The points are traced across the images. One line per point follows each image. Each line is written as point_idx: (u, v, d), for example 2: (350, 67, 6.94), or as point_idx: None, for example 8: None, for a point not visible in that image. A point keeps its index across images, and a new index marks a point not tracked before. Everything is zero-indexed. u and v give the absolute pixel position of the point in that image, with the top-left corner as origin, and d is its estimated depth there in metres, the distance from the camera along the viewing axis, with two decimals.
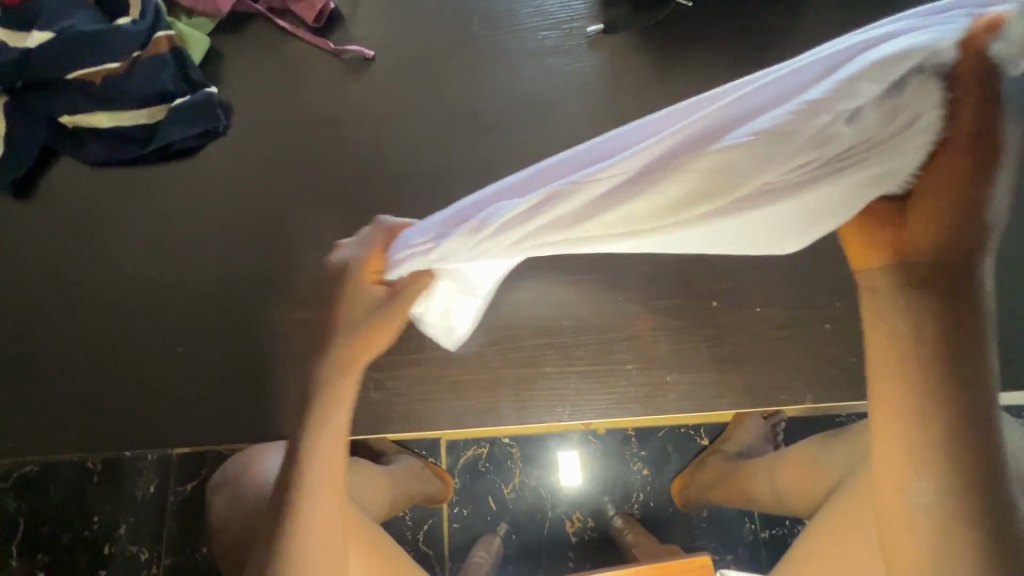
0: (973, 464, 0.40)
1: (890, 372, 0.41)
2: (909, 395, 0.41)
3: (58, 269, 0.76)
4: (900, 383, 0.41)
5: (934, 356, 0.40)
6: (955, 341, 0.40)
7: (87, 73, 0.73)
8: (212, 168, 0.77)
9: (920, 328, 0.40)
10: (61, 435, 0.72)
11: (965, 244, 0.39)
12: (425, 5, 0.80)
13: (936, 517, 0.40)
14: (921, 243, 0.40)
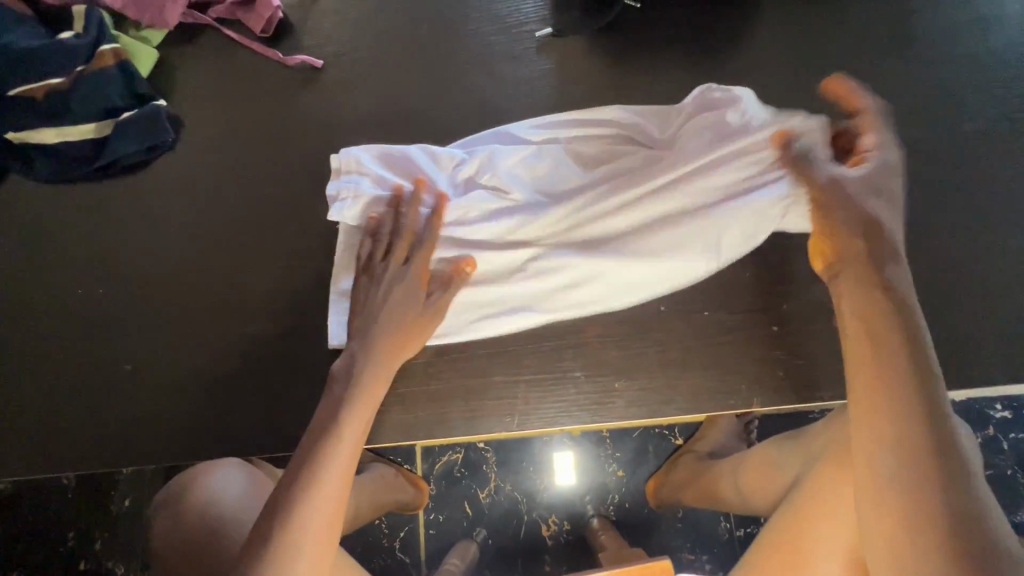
0: (931, 439, 0.46)
1: (868, 345, 0.51)
2: (890, 362, 0.49)
3: (8, 287, 0.75)
4: (874, 347, 0.51)
5: (899, 336, 0.50)
6: (902, 330, 0.51)
7: (30, 89, 0.72)
8: (161, 182, 0.76)
9: (872, 305, 0.53)
10: (11, 457, 0.71)
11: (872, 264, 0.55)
12: (375, 11, 0.79)
13: (902, 483, 0.45)
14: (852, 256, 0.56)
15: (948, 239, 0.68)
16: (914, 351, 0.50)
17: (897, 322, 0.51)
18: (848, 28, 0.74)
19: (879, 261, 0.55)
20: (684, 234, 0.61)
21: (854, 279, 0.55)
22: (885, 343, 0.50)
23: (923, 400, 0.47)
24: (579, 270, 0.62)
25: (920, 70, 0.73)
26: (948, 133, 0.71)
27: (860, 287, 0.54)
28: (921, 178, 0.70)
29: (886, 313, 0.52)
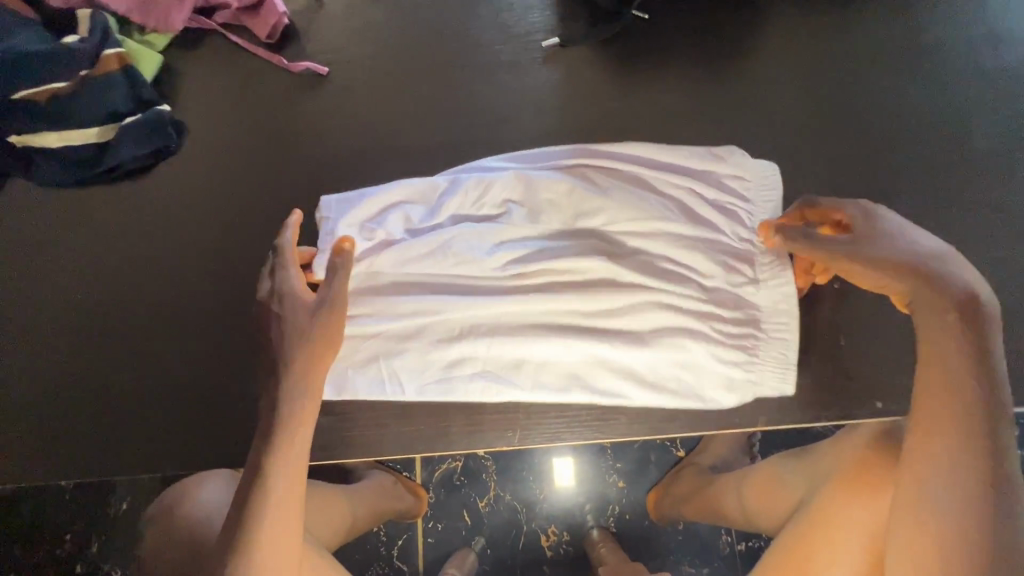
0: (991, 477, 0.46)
1: (947, 360, 0.49)
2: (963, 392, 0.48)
3: (9, 292, 0.75)
4: (951, 364, 0.49)
5: (970, 357, 0.49)
6: (979, 363, 0.49)
7: (34, 93, 0.71)
8: (165, 187, 0.76)
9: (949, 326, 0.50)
10: (8, 464, 0.70)
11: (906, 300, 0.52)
12: (381, 18, 0.79)
13: (954, 508, 0.46)
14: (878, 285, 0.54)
15: None
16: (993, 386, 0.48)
17: (977, 356, 0.49)
18: (858, 42, 0.73)
19: (948, 289, 0.51)
20: (638, 359, 0.59)
21: (926, 305, 0.51)
22: (960, 374, 0.48)
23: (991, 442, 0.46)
24: (521, 349, 0.59)
25: (930, 85, 0.72)
26: (957, 150, 0.70)
27: (930, 314, 0.51)
28: (929, 195, 0.69)
29: (958, 341, 0.49)
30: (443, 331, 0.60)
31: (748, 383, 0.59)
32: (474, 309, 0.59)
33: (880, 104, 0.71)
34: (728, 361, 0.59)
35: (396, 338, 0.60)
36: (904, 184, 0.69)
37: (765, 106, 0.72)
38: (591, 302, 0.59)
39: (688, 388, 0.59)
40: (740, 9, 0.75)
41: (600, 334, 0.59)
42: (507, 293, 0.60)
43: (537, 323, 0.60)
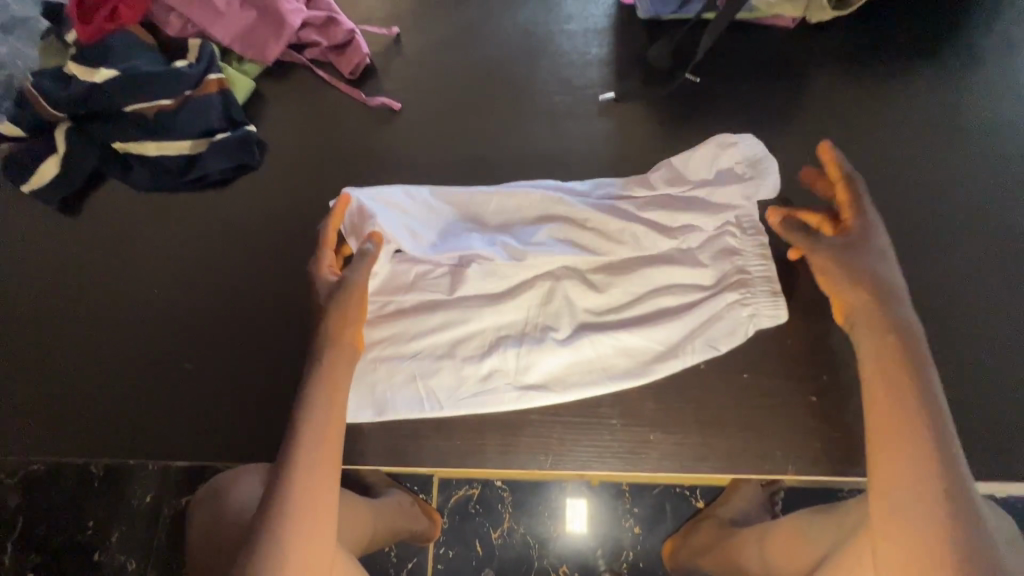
0: (950, 466, 0.50)
1: (889, 358, 0.55)
2: (908, 389, 0.53)
3: (88, 279, 0.81)
4: (888, 360, 0.55)
5: (905, 356, 0.55)
6: (907, 357, 0.55)
7: (142, 107, 0.80)
8: (242, 198, 0.83)
9: (886, 333, 0.56)
10: (61, 437, 0.74)
11: (880, 326, 0.57)
12: (454, 64, 0.87)
13: (931, 505, 0.49)
14: (856, 313, 0.59)
15: (996, 329, 0.68)
16: (929, 400, 0.52)
17: (914, 373, 0.54)
18: (899, 117, 0.77)
19: (886, 308, 0.58)
20: (649, 336, 0.65)
21: (869, 330, 0.57)
22: (907, 397, 0.53)
23: (943, 453, 0.50)
24: (544, 363, 0.65)
25: (973, 161, 0.74)
26: (998, 224, 0.72)
27: (870, 332, 0.57)
28: (969, 265, 0.71)
29: (896, 353, 0.55)
30: (473, 345, 0.66)
31: (748, 321, 0.64)
32: (497, 319, 0.66)
33: (921, 176, 0.74)
34: (726, 309, 0.65)
35: (431, 357, 0.66)
36: (944, 253, 0.71)
37: (807, 170, 0.75)
38: (605, 293, 0.66)
39: (700, 340, 0.64)
40: (787, 77, 0.79)
41: (621, 323, 0.66)
42: (539, 289, 0.67)
43: (552, 329, 0.66)
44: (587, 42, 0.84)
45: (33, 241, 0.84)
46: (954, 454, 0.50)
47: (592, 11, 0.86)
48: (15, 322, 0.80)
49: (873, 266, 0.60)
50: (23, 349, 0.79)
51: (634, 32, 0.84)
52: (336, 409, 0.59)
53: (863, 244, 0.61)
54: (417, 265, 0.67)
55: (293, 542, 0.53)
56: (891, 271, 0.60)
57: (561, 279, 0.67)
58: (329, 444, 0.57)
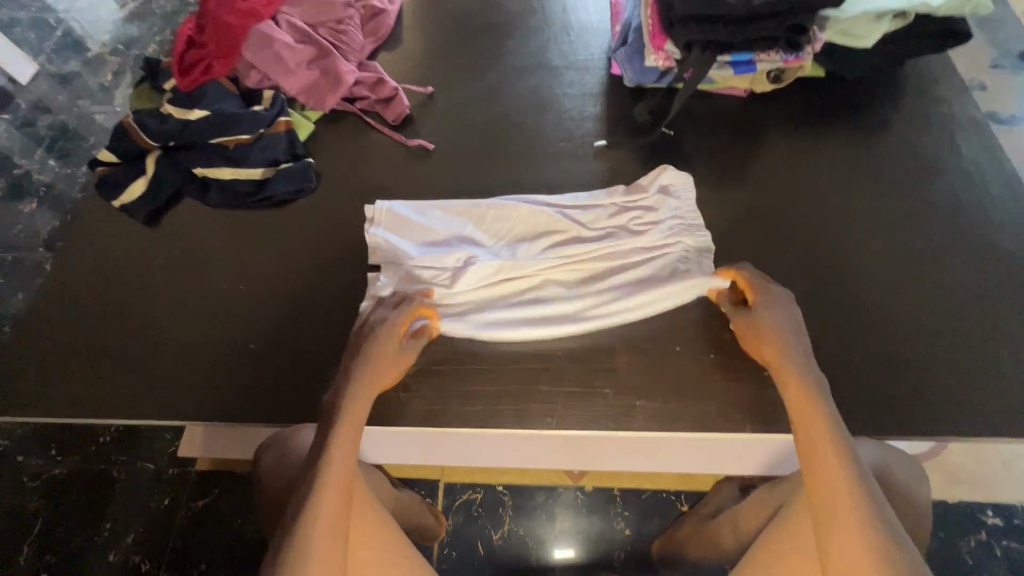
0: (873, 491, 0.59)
1: (811, 405, 0.66)
2: (829, 426, 0.64)
3: (166, 278, 0.97)
4: (813, 409, 0.66)
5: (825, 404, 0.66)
6: (823, 402, 0.66)
7: (224, 140, 0.99)
8: (299, 214, 1.00)
9: (808, 383, 0.68)
10: (135, 406, 0.88)
11: (796, 380, 0.69)
12: (477, 115, 1.07)
13: (878, 529, 0.57)
14: (787, 364, 0.71)
15: (917, 325, 0.84)
16: (844, 435, 0.64)
17: (835, 428, 0.64)
18: (832, 162, 0.97)
19: (796, 359, 0.71)
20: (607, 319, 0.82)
21: (795, 376, 0.69)
22: (835, 456, 0.62)
23: (874, 505, 0.58)
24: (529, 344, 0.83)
25: (891, 197, 0.93)
26: (912, 243, 0.90)
27: (798, 390, 0.68)
28: (892, 277, 0.87)
29: (814, 399, 0.67)
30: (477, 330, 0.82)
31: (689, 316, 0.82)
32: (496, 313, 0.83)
33: (851, 208, 0.93)
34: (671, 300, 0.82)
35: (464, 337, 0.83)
36: (872, 267, 0.88)
37: (759, 202, 0.94)
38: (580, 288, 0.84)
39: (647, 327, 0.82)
40: (742, 132, 1.00)
41: (586, 309, 0.83)
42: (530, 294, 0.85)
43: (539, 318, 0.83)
44: (584, 103, 1.06)
45: (122, 247, 1.01)
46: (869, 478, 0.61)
47: (588, 79, 1.08)
48: (105, 313, 0.96)
49: (774, 317, 0.75)
50: (109, 335, 0.94)
51: (622, 95, 1.06)
52: (344, 440, 0.67)
53: (767, 300, 0.76)
54: (426, 271, 0.85)
55: (319, 534, 0.59)
56: (801, 330, 0.74)
57: (553, 280, 0.85)
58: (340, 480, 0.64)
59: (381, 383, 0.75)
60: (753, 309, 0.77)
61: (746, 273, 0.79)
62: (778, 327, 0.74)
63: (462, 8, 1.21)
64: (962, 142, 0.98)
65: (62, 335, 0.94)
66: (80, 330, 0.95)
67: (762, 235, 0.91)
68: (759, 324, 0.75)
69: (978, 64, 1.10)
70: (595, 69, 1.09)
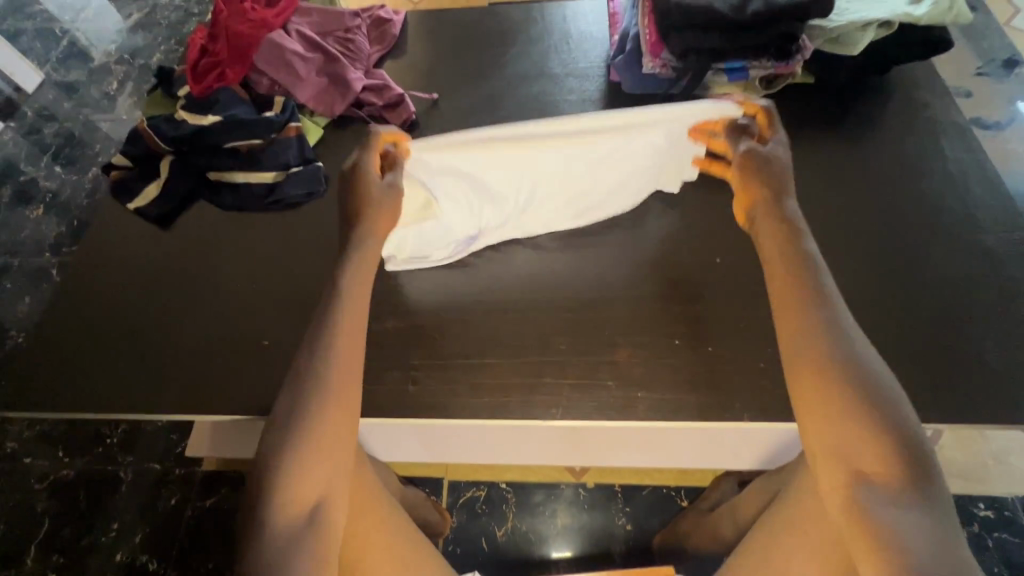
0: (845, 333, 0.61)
1: (785, 254, 0.69)
2: (804, 274, 0.66)
3: (181, 277, 1.00)
4: (788, 260, 0.68)
5: (797, 251, 0.69)
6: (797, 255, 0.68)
7: (237, 145, 1.01)
8: (309, 216, 1.03)
9: (783, 232, 0.71)
10: (151, 401, 0.90)
11: (772, 232, 0.72)
12: (480, 120, 1.11)
13: (847, 384, 0.58)
14: (761, 208, 0.76)
15: (906, 318, 0.87)
16: (822, 283, 0.65)
17: (808, 273, 0.66)
18: (823, 164, 1.01)
19: (778, 199, 0.75)
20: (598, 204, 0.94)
21: (771, 224, 0.73)
22: (806, 302, 0.63)
23: (839, 352, 0.59)
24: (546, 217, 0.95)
25: (879, 197, 0.97)
26: (901, 240, 0.94)
27: (775, 241, 0.71)
28: (881, 273, 0.91)
29: (785, 245, 0.70)
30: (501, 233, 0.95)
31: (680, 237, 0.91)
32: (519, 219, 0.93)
33: (842, 207, 0.97)
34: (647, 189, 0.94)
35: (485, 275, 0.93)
36: (862, 263, 0.92)
37: None
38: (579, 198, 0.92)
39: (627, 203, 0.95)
40: None
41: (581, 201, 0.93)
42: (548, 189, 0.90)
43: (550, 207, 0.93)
44: (583, 108, 1.10)
45: (137, 249, 1.04)
46: (841, 321, 0.62)
47: (588, 85, 1.12)
48: (120, 313, 0.98)
49: (760, 156, 0.78)
50: (124, 333, 0.96)
51: (620, 100, 1.10)
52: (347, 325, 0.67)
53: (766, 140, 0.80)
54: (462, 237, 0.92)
55: (319, 417, 0.60)
56: (784, 165, 0.78)
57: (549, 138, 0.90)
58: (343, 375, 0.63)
59: (384, 229, 0.79)
60: (744, 150, 0.80)
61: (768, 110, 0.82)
62: (763, 164, 0.78)
63: (465, 17, 1.25)
64: (946, 144, 1.02)
65: (79, 333, 0.97)
66: (96, 329, 0.97)
67: None
68: (747, 165, 0.79)
69: (963, 71, 1.15)
70: (594, 76, 1.13)
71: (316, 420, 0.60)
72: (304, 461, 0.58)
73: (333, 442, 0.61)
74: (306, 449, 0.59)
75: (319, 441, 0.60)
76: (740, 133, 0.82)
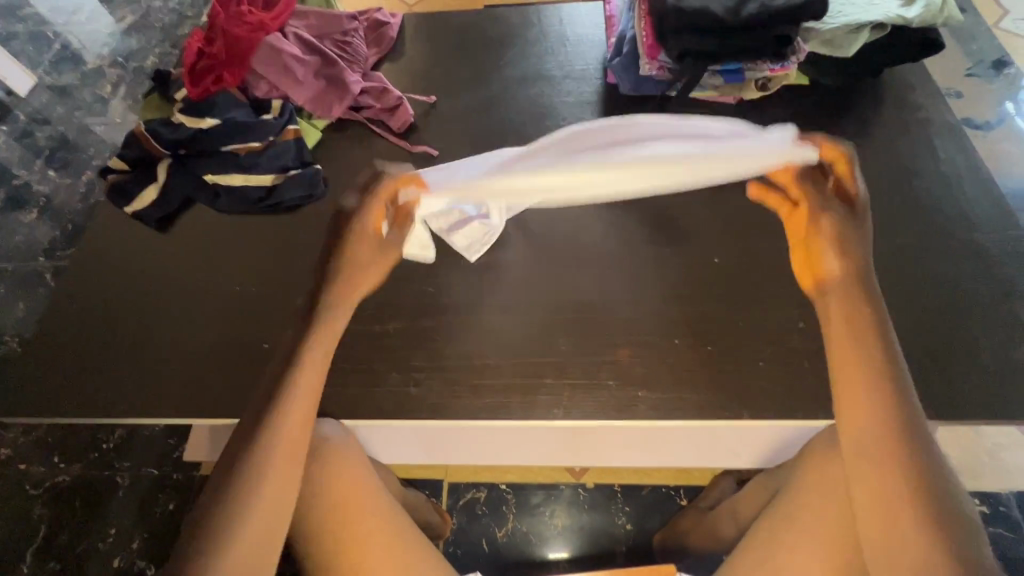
0: (919, 435, 0.63)
1: (866, 344, 0.69)
2: (876, 363, 0.67)
3: (179, 281, 1.00)
4: (864, 345, 0.69)
5: (880, 342, 0.69)
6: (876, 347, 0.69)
7: (235, 148, 1.02)
8: (308, 218, 1.03)
9: (867, 321, 0.72)
10: (150, 406, 0.90)
11: (855, 310, 0.73)
12: (479, 122, 1.12)
13: (911, 481, 0.60)
14: (835, 268, 0.79)
15: (902, 316, 0.88)
16: (899, 379, 0.66)
17: (882, 361, 0.67)
18: None
19: (855, 264, 0.79)
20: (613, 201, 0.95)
21: (843, 298, 0.75)
22: (878, 390, 0.65)
23: (915, 448, 0.62)
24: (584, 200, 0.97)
25: (874, 197, 0.99)
26: (896, 240, 0.95)
27: (846, 323, 0.72)
28: (877, 272, 0.92)
29: (870, 336, 0.70)
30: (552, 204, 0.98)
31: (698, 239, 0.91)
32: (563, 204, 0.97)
33: None
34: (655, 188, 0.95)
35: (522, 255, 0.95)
36: None
37: None
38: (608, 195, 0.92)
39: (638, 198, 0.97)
40: None
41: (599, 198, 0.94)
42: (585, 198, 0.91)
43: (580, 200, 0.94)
44: (580, 110, 1.11)
45: (135, 252, 1.03)
46: (916, 417, 0.64)
47: (585, 87, 1.13)
48: (118, 316, 0.98)
49: (840, 217, 0.82)
50: (123, 337, 0.96)
51: (618, 102, 1.10)
52: (308, 378, 0.73)
53: (852, 203, 0.84)
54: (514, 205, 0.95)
55: (274, 458, 0.67)
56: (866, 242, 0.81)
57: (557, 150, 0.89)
58: (299, 424, 0.70)
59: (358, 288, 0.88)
60: (817, 204, 0.84)
61: (851, 159, 0.86)
62: (838, 227, 0.82)
63: (462, 20, 1.26)
64: (939, 145, 1.04)
65: (77, 338, 0.97)
66: (94, 333, 0.97)
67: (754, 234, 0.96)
68: (820, 224, 0.83)
69: (954, 73, 1.16)
70: (591, 78, 1.14)
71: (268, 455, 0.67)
72: (259, 501, 0.65)
73: (287, 482, 0.68)
74: (261, 490, 0.66)
75: (273, 481, 0.67)
76: (818, 172, 0.86)
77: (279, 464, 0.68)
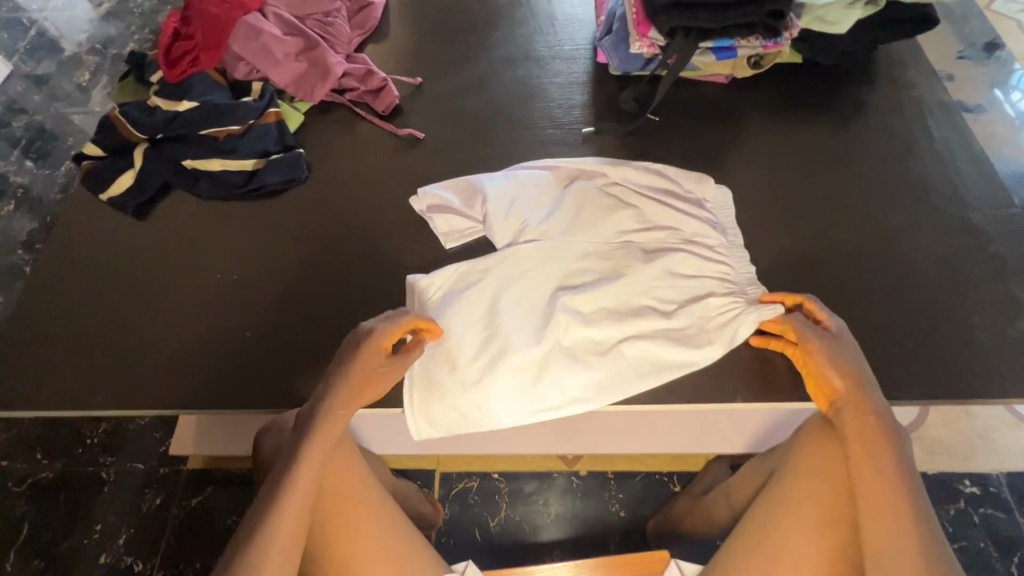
0: (925, 528, 0.65)
1: (879, 436, 0.70)
2: (885, 456, 0.68)
3: (159, 270, 0.97)
4: (874, 436, 0.70)
5: (892, 435, 0.70)
6: (887, 435, 0.70)
7: (213, 131, 0.99)
8: (290, 203, 1.00)
9: (878, 413, 0.71)
10: (128, 398, 0.87)
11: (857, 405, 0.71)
12: (466, 104, 1.09)
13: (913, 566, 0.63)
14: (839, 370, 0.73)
15: (897, 297, 0.87)
16: (905, 468, 0.68)
17: (894, 455, 0.68)
18: (812, 145, 1.00)
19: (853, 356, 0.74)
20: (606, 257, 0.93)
21: (859, 401, 0.72)
22: (889, 479, 0.67)
23: (919, 534, 0.64)
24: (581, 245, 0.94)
25: (867, 177, 0.97)
26: (890, 220, 0.93)
27: (857, 413, 0.71)
28: (871, 253, 0.91)
29: (881, 434, 0.70)
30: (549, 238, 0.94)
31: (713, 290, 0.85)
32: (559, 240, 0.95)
33: (830, 188, 0.96)
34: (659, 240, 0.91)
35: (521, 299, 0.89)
36: (852, 243, 0.91)
37: (742, 184, 0.97)
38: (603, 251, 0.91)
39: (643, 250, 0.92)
40: (724, 118, 1.03)
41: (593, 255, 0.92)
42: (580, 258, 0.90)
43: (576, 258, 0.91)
44: (570, 91, 1.08)
45: (111, 241, 1.00)
46: (925, 509, 0.66)
47: (575, 68, 1.10)
48: (95, 307, 0.95)
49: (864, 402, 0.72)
50: (100, 329, 0.93)
51: (608, 83, 1.08)
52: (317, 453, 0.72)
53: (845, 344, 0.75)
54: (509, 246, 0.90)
55: (280, 528, 0.67)
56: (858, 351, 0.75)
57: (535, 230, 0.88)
58: (302, 495, 0.69)
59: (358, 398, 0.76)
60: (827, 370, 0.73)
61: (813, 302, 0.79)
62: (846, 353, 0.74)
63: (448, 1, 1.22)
64: (933, 124, 1.02)
65: (53, 330, 0.94)
66: (70, 324, 0.94)
67: (746, 216, 0.94)
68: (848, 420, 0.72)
69: (946, 53, 1.15)
70: (581, 58, 1.12)
71: (273, 530, 0.67)
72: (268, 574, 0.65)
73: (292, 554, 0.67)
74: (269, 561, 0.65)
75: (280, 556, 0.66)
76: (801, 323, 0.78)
77: (285, 542, 0.67)
